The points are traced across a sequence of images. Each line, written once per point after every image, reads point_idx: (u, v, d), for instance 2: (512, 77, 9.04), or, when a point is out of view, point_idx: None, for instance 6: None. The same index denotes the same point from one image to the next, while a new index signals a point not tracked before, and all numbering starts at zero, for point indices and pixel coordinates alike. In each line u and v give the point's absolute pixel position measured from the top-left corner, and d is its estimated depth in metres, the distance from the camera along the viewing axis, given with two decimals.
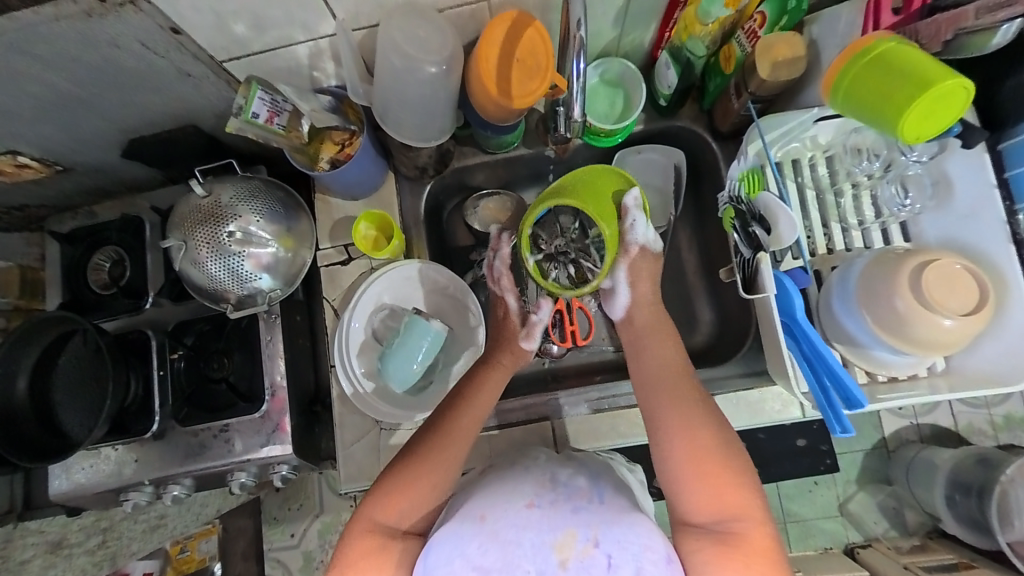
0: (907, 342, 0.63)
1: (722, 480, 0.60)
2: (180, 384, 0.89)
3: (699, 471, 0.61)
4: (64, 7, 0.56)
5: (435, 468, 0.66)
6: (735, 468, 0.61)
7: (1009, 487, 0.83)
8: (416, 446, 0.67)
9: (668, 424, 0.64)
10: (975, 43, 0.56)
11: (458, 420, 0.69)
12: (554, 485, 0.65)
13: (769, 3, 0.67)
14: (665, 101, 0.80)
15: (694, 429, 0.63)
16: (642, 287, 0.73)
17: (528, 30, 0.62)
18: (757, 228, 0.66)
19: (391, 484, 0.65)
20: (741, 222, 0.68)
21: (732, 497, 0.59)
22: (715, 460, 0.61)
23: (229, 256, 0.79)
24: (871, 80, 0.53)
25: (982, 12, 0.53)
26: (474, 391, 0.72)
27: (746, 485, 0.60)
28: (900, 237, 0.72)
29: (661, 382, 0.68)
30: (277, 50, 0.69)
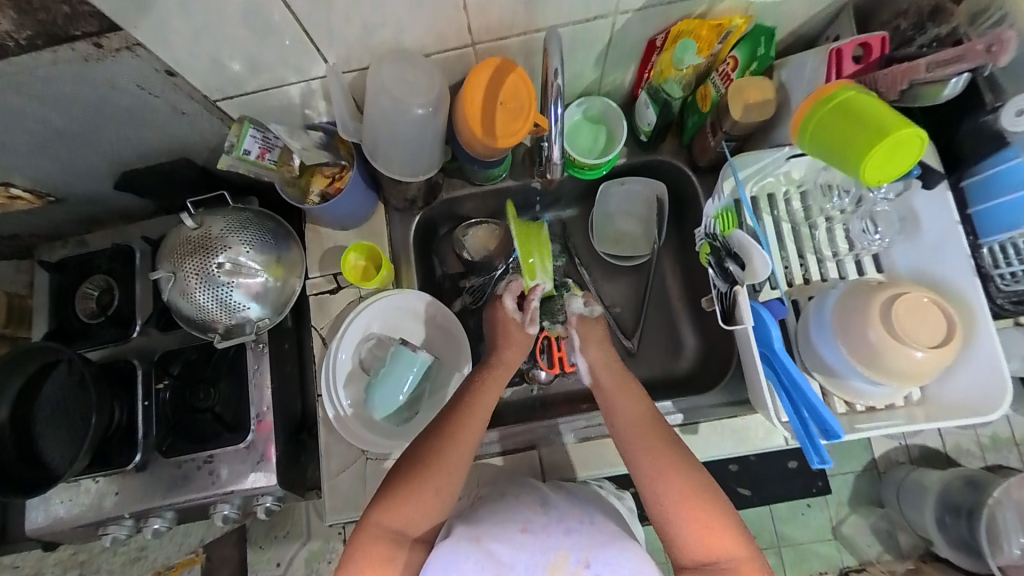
0: (882, 373, 0.65)
1: (705, 533, 0.62)
2: (164, 414, 0.88)
3: (684, 525, 0.62)
4: (62, 53, 0.58)
5: (447, 479, 0.67)
6: (717, 522, 0.62)
7: (997, 509, 0.83)
8: (423, 453, 0.67)
9: (651, 478, 0.65)
10: (927, 94, 0.59)
11: (464, 430, 0.69)
12: (546, 509, 0.65)
13: (741, 49, 0.71)
14: (646, 137, 0.84)
15: (676, 483, 0.64)
16: (595, 350, 0.77)
17: (511, 75, 0.64)
18: (730, 263, 0.68)
19: (401, 491, 0.65)
20: (716, 258, 0.71)
21: (701, 527, 0.62)
22: (697, 517, 0.62)
23: (217, 287, 0.80)
24: (836, 124, 0.55)
25: (932, 66, 0.58)
26: (480, 400, 0.72)
27: (726, 540, 0.61)
28: (871, 268, 0.75)
29: (631, 432, 0.69)
30: (270, 91, 0.70)
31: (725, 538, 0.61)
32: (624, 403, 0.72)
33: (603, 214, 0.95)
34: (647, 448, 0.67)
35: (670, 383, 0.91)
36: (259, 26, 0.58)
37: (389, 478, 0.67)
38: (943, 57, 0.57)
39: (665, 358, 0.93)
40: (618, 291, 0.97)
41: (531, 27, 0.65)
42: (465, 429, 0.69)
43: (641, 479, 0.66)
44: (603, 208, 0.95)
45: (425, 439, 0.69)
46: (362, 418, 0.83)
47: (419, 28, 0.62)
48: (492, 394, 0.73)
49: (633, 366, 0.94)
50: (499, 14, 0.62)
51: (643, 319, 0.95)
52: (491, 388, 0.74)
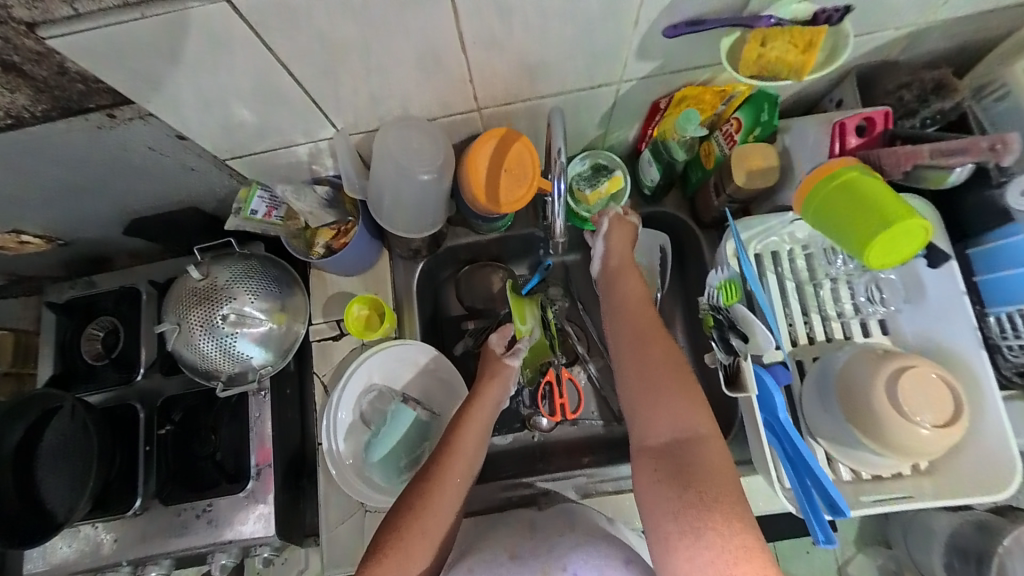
0: (885, 445, 0.64)
1: (681, 398, 0.62)
2: (164, 460, 0.88)
3: (656, 398, 0.63)
4: (75, 123, 0.60)
5: (436, 519, 0.66)
6: (691, 400, 0.62)
7: (1007, 559, 0.74)
8: (413, 498, 0.67)
9: (631, 352, 0.69)
10: (932, 177, 0.59)
11: (453, 463, 0.70)
12: (533, 531, 0.72)
13: (744, 111, 0.71)
14: (649, 191, 0.84)
15: (657, 353, 0.67)
16: (619, 245, 0.80)
17: (516, 144, 0.65)
18: (732, 336, 0.68)
19: (392, 538, 0.64)
20: (719, 330, 0.71)
21: (670, 389, 0.63)
22: (669, 390, 0.63)
23: (220, 336, 0.80)
24: (838, 204, 0.55)
25: (935, 154, 0.57)
26: (465, 434, 0.73)
27: (694, 412, 0.61)
28: (877, 331, 0.73)
29: (627, 311, 0.73)
30: (278, 150, 0.71)
31: (691, 407, 0.62)
32: (628, 286, 0.77)
33: None
34: (631, 336, 0.70)
35: None
36: (268, 98, 0.59)
37: (381, 529, 0.66)
38: (946, 146, 0.57)
39: None
40: None
41: (535, 94, 0.66)
42: (452, 464, 0.70)
43: (626, 354, 0.69)
44: None
45: (415, 482, 0.69)
46: (360, 470, 0.82)
47: (426, 97, 0.63)
48: (476, 428, 0.75)
49: None
50: (505, 84, 0.63)
51: None
52: (475, 422, 0.75)
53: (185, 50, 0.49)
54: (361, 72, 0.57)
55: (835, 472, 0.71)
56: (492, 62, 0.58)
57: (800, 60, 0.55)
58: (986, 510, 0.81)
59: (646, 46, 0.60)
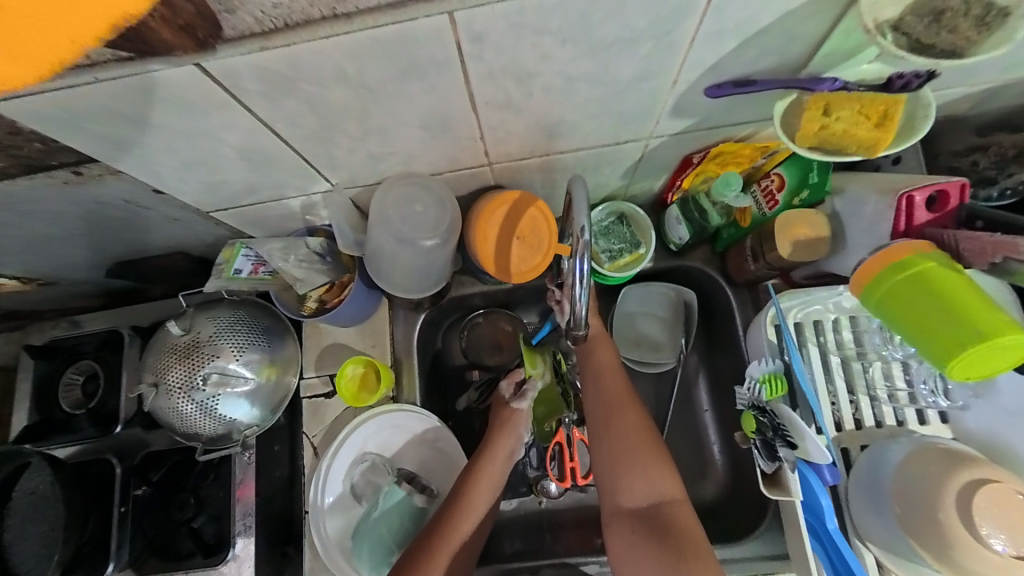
0: (953, 568, 0.55)
1: (651, 466, 0.65)
2: (141, 524, 0.81)
3: (630, 465, 0.66)
4: (40, 179, 0.54)
5: None
6: (659, 466, 0.65)
7: None
8: (417, 558, 0.66)
9: (603, 415, 0.70)
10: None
11: (462, 522, 0.69)
12: None
13: (787, 167, 0.63)
14: (676, 247, 0.76)
15: (630, 419, 0.69)
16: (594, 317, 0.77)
17: (531, 209, 0.59)
18: (779, 445, 0.60)
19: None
20: (763, 436, 0.62)
21: (646, 454, 0.66)
22: (648, 456, 0.66)
23: (201, 398, 0.73)
24: (911, 301, 0.47)
25: None
26: (475, 495, 0.71)
27: (663, 475, 0.65)
28: (936, 420, 0.64)
29: (604, 374, 0.72)
30: (268, 203, 0.64)
31: (660, 467, 0.65)
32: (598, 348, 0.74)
33: (624, 315, 0.87)
34: (608, 401, 0.70)
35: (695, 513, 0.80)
36: (252, 158, 0.53)
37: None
38: None
39: (690, 479, 0.83)
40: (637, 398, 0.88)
41: (553, 150, 0.59)
42: (459, 526, 0.69)
43: (599, 416, 0.70)
44: (624, 308, 0.87)
45: (421, 541, 0.68)
46: (350, 552, 0.74)
47: (430, 155, 0.56)
48: (489, 484, 0.73)
49: None
50: (519, 142, 0.56)
51: (667, 433, 0.85)
52: (486, 480, 0.73)
53: (152, 115, 0.44)
54: (356, 134, 0.50)
55: None
56: (506, 122, 0.51)
57: (873, 135, 0.47)
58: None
59: (682, 106, 0.52)
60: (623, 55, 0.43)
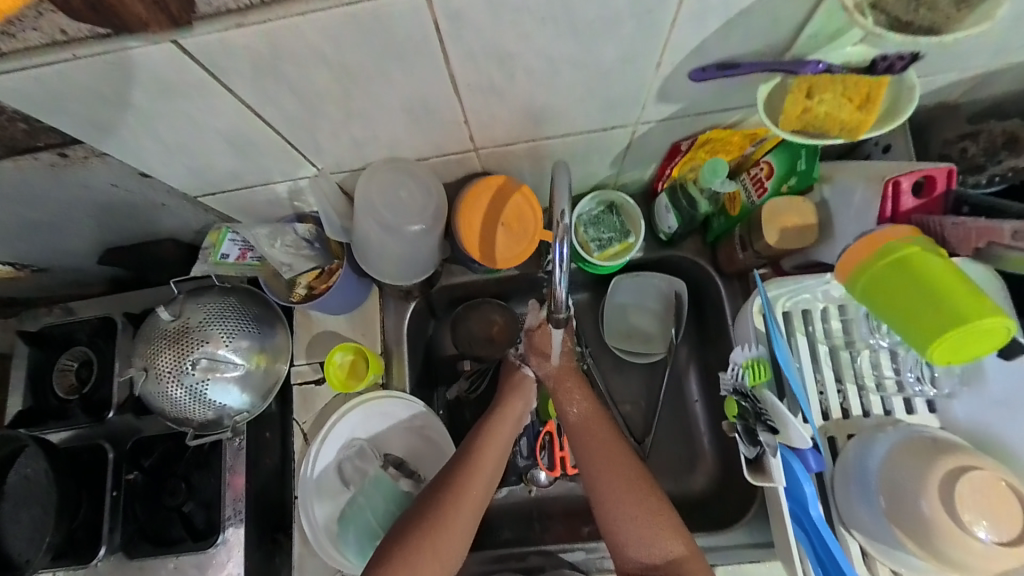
0: (937, 557, 0.54)
1: (653, 526, 0.62)
2: (132, 508, 0.82)
3: (627, 522, 0.63)
4: (26, 162, 0.54)
5: (451, 543, 0.60)
6: (662, 523, 0.63)
7: None
8: (425, 515, 0.60)
9: (595, 470, 0.67)
10: (1015, 262, 0.47)
11: (473, 483, 0.63)
12: None
13: (776, 155, 0.62)
14: (666, 237, 0.76)
15: (620, 471, 0.66)
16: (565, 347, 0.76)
17: (515, 196, 0.60)
18: (758, 429, 0.60)
19: (395, 564, 0.57)
20: (744, 420, 0.63)
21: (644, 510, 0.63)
22: (646, 513, 0.63)
23: (191, 383, 0.74)
24: (890, 287, 0.47)
25: (1020, 235, 0.46)
26: (486, 453, 0.66)
27: (669, 536, 0.62)
28: (923, 409, 0.64)
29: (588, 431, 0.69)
30: (254, 188, 0.64)
31: (663, 524, 0.62)
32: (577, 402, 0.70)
33: (615, 306, 0.87)
34: (601, 454, 0.67)
35: (684, 505, 0.80)
36: (234, 142, 0.53)
37: (381, 552, 0.59)
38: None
39: (680, 470, 0.83)
40: (628, 389, 0.88)
41: (539, 136, 0.58)
42: (470, 486, 0.63)
43: (591, 471, 0.67)
44: (615, 300, 0.87)
45: (428, 499, 0.62)
46: (336, 537, 0.74)
47: (414, 140, 0.56)
48: (501, 439, 0.68)
49: None
50: (505, 127, 0.55)
51: (656, 423, 0.85)
52: (498, 440, 0.68)
53: (131, 95, 0.44)
54: (339, 117, 0.50)
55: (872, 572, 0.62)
56: (490, 107, 0.51)
57: (855, 117, 0.46)
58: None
59: (667, 90, 0.52)
60: (605, 36, 0.43)
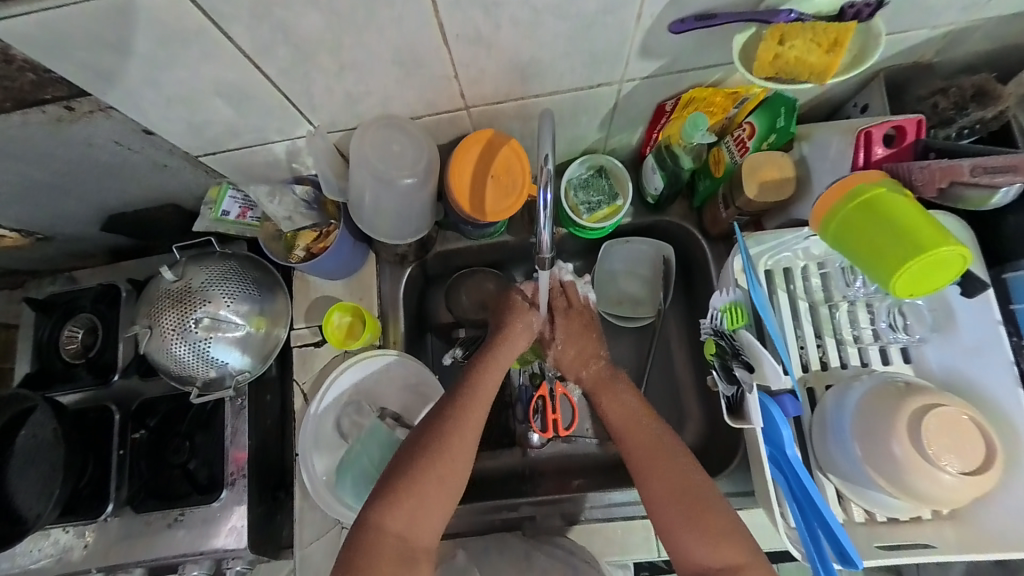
0: (906, 493, 0.57)
1: (705, 529, 0.59)
2: (137, 467, 0.85)
3: (676, 523, 0.60)
4: (33, 115, 0.57)
5: (453, 467, 0.62)
6: (715, 524, 0.59)
7: None
8: (428, 442, 0.63)
9: (641, 468, 0.64)
10: (974, 199, 0.53)
11: (474, 409, 0.66)
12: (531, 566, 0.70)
13: (758, 115, 0.65)
14: (653, 200, 0.78)
15: (666, 466, 0.63)
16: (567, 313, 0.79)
17: (503, 148, 0.63)
18: (736, 366, 0.63)
19: (401, 490, 0.60)
20: (721, 358, 0.65)
21: (696, 508, 0.60)
22: (698, 512, 0.60)
23: (194, 341, 0.76)
24: (862, 226, 0.50)
25: (977, 170, 0.51)
26: (485, 380, 0.68)
27: (726, 543, 0.58)
28: (898, 359, 0.67)
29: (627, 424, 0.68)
30: (253, 148, 0.66)
31: (719, 523, 0.59)
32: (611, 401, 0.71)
33: (606, 273, 0.88)
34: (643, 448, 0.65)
35: None
36: (233, 95, 0.55)
37: (385, 482, 0.61)
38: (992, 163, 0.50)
39: None
40: (619, 353, 0.90)
41: (527, 94, 0.60)
42: (472, 412, 0.65)
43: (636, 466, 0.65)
44: (607, 266, 0.88)
45: (428, 428, 0.64)
46: (334, 485, 0.77)
47: (407, 95, 0.58)
48: (500, 367, 0.70)
49: None
50: (493, 83, 0.58)
51: (645, 385, 0.88)
52: (495, 368, 0.70)
53: (134, 42, 0.46)
54: (332, 69, 0.52)
55: (847, 512, 0.65)
56: (479, 59, 0.53)
57: (823, 60, 0.49)
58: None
59: (649, 44, 0.54)
60: None
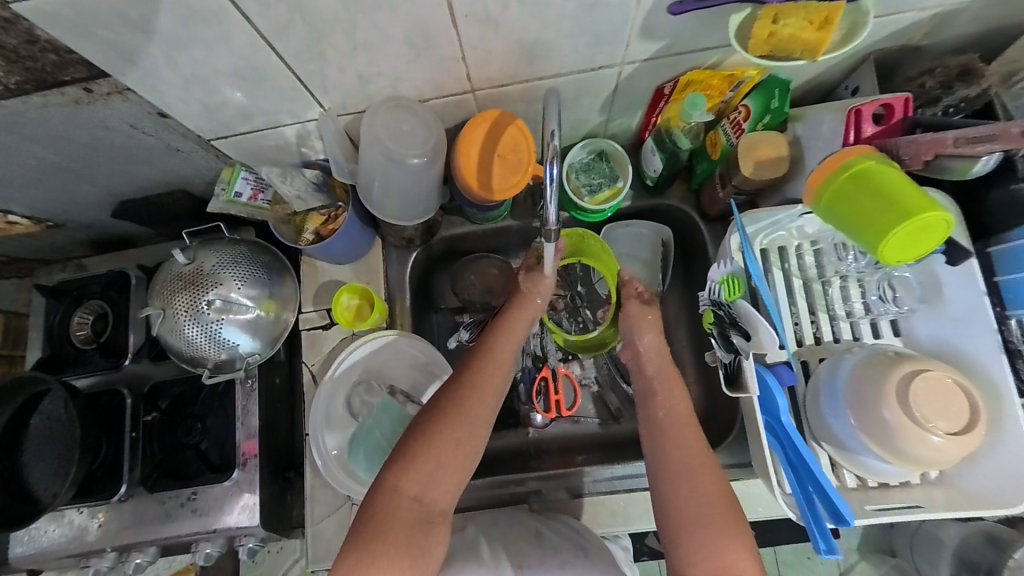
0: (898, 455, 0.60)
1: (721, 545, 0.56)
2: (150, 448, 0.86)
3: (695, 527, 0.57)
4: (52, 97, 0.59)
5: (470, 430, 0.62)
6: (733, 545, 0.56)
7: None
8: (443, 408, 0.63)
9: (668, 464, 0.61)
10: (958, 168, 0.56)
11: (488, 376, 0.66)
12: (540, 540, 0.72)
13: (753, 98, 0.67)
14: (652, 182, 0.81)
15: (695, 473, 0.60)
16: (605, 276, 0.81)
17: (510, 128, 0.65)
18: (734, 333, 0.65)
19: (415, 454, 0.60)
20: (719, 327, 0.67)
21: (717, 521, 0.57)
22: (718, 528, 0.57)
23: (205, 323, 0.78)
24: (856, 194, 0.53)
25: (960, 142, 0.54)
26: (498, 350, 0.68)
27: (741, 562, 0.55)
28: (889, 332, 0.69)
29: (664, 406, 0.66)
30: (265, 131, 0.68)
31: (737, 543, 0.56)
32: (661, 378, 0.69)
33: None
34: (679, 442, 0.63)
35: None
36: (248, 77, 0.57)
37: (400, 447, 0.62)
38: (974, 134, 0.53)
39: None
40: None
41: (532, 76, 0.63)
42: (485, 380, 0.65)
43: (662, 455, 0.62)
44: None
45: (444, 395, 0.65)
46: (346, 462, 0.80)
47: (416, 77, 0.60)
48: (512, 339, 0.71)
49: (632, 414, 0.91)
50: (499, 65, 0.60)
51: None
52: (507, 338, 0.70)
53: (156, 21, 0.48)
54: (343, 49, 0.54)
55: (840, 478, 0.67)
56: (485, 40, 0.55)
57: (815, 37, 0.52)
58: (997, 521, 0.79)
59: (649, 25, 0.56)
60: None
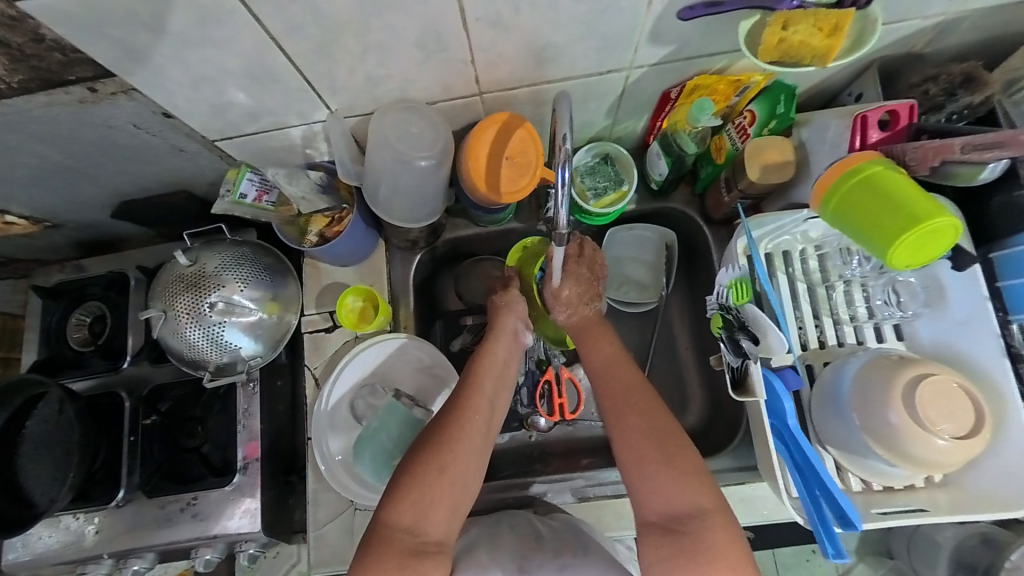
0: (903, 459, 0.60)
1: (674, 476, 0.60)
2: (150, 451, 0.85)
3: (653, 474, 0.61)
4: (57, 96, 0.58)
5: (456, 456, 0.62)
6: (685, 472, 0.60)
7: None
8: (430, 439, 0.63)
9: (620, 412, 0.66)
10: (962, 174, 0.57)
11: (473, 400, 0.67)
12: (541, 543, 0.70)
13: (759, 103, 0.68)
14: (657, 186, 0.81)
15: (639, 414, 0.65)
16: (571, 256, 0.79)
17: (518, 131, 0.65)
18: (742, 338, 0.65)
19: (405, 483, 0.60)
20: (728, 331, 0.67)
21: (661, 449, 0.62)
22: (665, 457, 0.61)
23: (208, 325, 0.77)
24: (865, 201, 0.54)
25: (967, 148, 0.54)
26: (481, 374, 0.70)
27: (692, 487, 0.59)
28: (892, 336, 0.70)
29: (608, 378, 0.71)
30: (271, 132, 0.67)
31: (685, 465, 0.60)
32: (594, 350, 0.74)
33: (610, 260, 0.90)
34: (629, 408, 0.66)
35: None
36: (257, 77, 0.56)
37: (392, 481, 0.62)
38: (982, 141, 0.54)
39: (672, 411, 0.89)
40: (624, 336, 0.92)
41: (541, 79, 0.63)
42: (469, 404, 0.67)
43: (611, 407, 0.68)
44: (610, 252, 0.90)
45: (430, 431, 0.65)
46: (349, 465, 0.80)
47: (425, 79, 0.60)
48: (494, 365, 0.71)
49: None
50: (509, 67, 0.60)
51: (649, 367, 0.91)
52: (491, 360, 0.72)
53: (167, 21, 0.48)
54: (353, 51, 0.54)
55: (845, 482, 0.68)
56: (495, 43, 0.55)
57: (824, 44, 0.53)
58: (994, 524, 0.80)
59: (659, 31, 0.57)
60: None
